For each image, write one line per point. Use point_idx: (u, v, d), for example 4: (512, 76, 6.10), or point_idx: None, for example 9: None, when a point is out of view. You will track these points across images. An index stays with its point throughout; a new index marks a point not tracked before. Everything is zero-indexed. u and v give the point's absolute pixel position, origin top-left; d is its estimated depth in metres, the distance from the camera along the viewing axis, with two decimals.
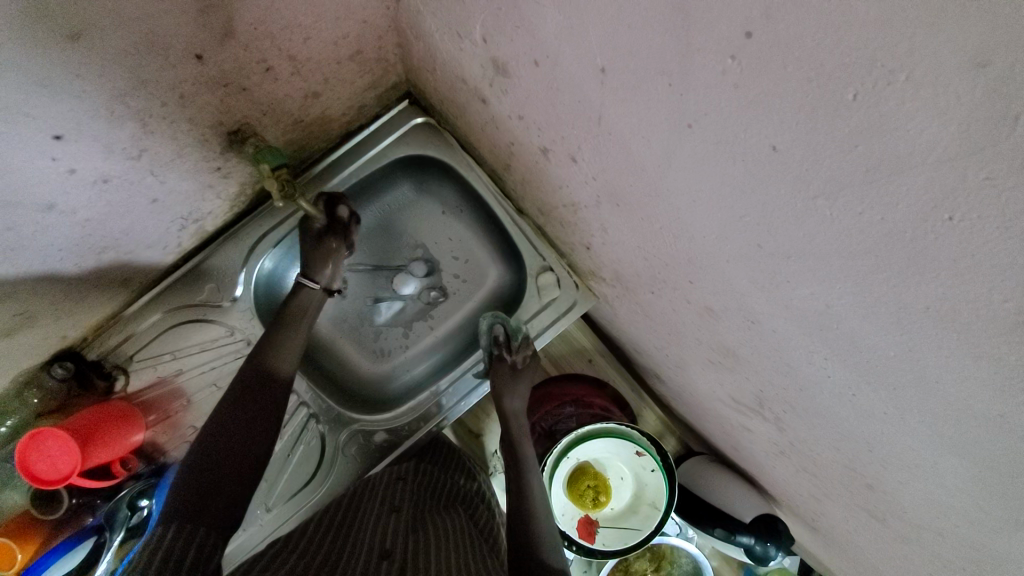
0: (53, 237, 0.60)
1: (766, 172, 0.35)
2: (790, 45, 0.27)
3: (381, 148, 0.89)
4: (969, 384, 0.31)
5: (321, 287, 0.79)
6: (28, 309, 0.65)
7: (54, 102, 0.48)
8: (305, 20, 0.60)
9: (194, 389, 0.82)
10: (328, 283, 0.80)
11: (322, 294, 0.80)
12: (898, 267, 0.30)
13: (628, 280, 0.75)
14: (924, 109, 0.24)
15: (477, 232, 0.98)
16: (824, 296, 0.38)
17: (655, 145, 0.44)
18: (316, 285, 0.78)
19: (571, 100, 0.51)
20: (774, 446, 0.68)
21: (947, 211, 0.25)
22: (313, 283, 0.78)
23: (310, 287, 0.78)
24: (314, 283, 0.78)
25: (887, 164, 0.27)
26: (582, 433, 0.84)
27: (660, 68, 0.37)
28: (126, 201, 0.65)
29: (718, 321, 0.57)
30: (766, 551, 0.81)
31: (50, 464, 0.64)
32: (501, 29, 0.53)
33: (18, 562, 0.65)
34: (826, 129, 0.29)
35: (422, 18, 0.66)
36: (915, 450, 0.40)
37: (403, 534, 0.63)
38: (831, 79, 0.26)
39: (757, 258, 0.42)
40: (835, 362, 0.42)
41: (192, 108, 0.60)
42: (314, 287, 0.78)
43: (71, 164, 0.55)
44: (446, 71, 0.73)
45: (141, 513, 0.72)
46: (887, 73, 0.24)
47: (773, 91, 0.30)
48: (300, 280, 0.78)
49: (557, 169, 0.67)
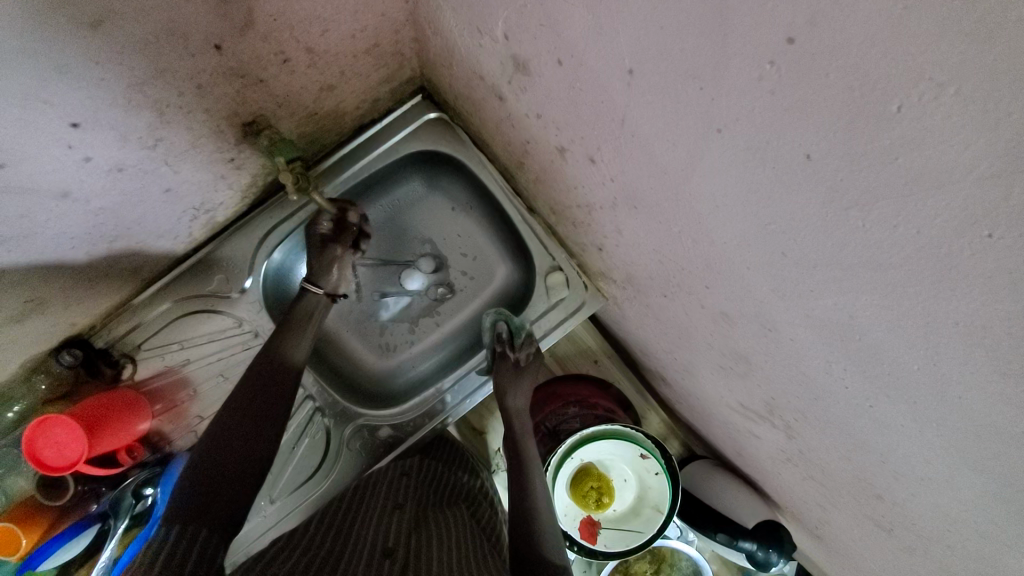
0: (67, 225, 0.60)
1: (797, 180, 0.34)
2: (835, 52, 0.27)
3: (393, 143, 0.88)
4: (994, 403, 0.31)
5: (325, 292, 0.78)
6: (39, 296, 0.65)
7: (71, 90, 0.47)
8: (325, 13, 0.59)
9: (200, 379, 0.82)
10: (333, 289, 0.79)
11: (326, 301, 0.79)
12: (930, 281, 0.30)
13: (639, 283, 0.74)
14: (974, 123, 0.23)
15: (487, 230, 0.98)
16: (848, 307, 0.37)
17: (679, 149, 0.44)
18: (320, 292, 0.77)
19: (594, 101, 0.51)
20: (781, 454, 0.68)
21: (987, 227, 0.25)
22: (317, 289, 0.77)
23: (314, 292, 0.77)
24: (318, 288, 0.77)
25: (928, 176, 0.26)
26: (585, 434, 0.84)
27: (691, 70, 0.36)
28: (139, 191, 0.65)
29: (732, 326, 0.57)
30: (767, 557, 0.81)
31: (58, 451, 0.64)
32: (525, 26, 0.52)
33: (21, 547, 0.65)
34: (866, 139, 0.28)
35: (441, 14, 0.66)
36: (931, 464, 0.40)
37: (406, 532, 0.63)
38: (873, 90, 0.26)
39: (779, 266, 0.42)
40: (853, 373, 0.42)
41: (209, 98, 0.60)
42: (317, 293, 0.77)
43: (87, 152, 0.55)
44: (462, 67, 0.72)
45: (145, 501, 0.74)
46: (935, 86, 0.24)
47: (813, 99, 0.30)
48: (305, 285, 0.77)
49: (573, 169, 0.67)
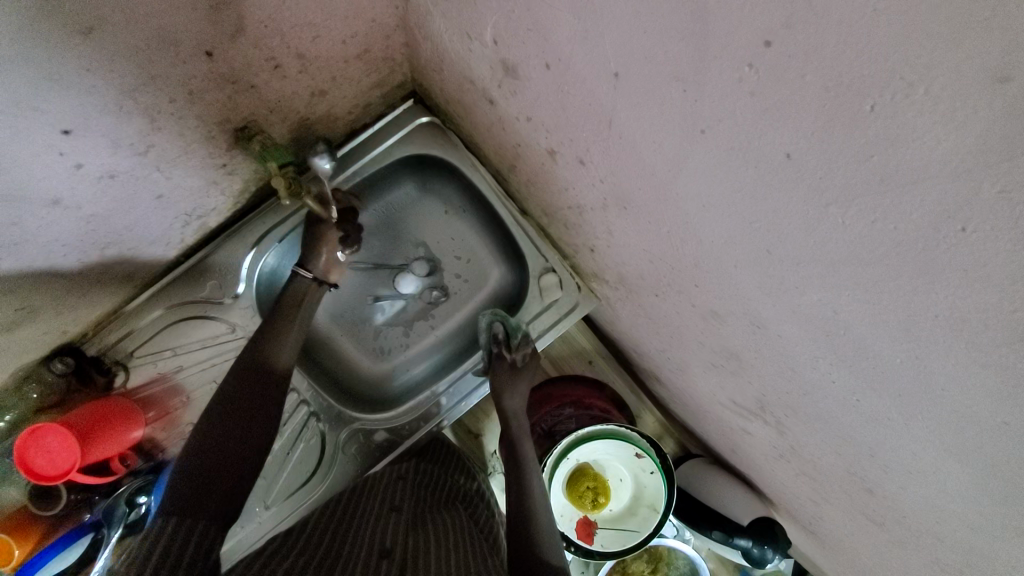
0: (58, 232, 0.60)
1: (779, 179, 0.35)
2: (811, 54, 0.28)
3: (385, 147, 0.88)
4: (976, 393, 0.32)
5: (314, 277, 0.78)
6: (30, 304, 0.65)
7: (62, 97, 0.47)
8: (315, 19, 0.60)
9: (194, 386, 0.82)
10: (321, 275, 0.79)
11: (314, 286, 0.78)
12: (908, 275, 0.31)
13: (631, 283, 0.75)
14: (944, 121, 0.24)
15: (479, 232, 0.98)
16: (833, 303, 0.38)
17: (666, 149, 0.44)
18: (307, 275, 0.77)
19: (583, 103, 0.51)
20: (774, 450, 0.69)
21: (960, 222, 0.26)
22: (306, 272, 0.77)
23: (303, 276, 0.77)
24: (307, 272, 0.77)
25: (903, 174, 0.27)
26: (581, 434, 0.84)
27: (675, 73, 0.37)
28: (131, 197, 0.65)
29: (723, 324, 0.57)
30: (763, 554, 0.82)
31: (50, 460, 0.63)
32: (513, 31, 0.53)
33: (15, 558, 0.67)
34: (843, 138, 0.29)
35: (431, 19, 0.66)
36: (918, 456, 0.41)
37: (403, 534, 0.63)
38: (849, 90, 0.27)
39: (765, 263, 0.43)
40: (840, 368, 0.43)
41: (200, 104, 0.60)
42: (306, 276, 0.77)
43: (78, 159, 0.55)
44: (453, 71, 0.73)
45: (138, 509, 0.72)
46: (906, 85, 0.24)
47: (791, 99, 0.30)
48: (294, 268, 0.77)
49: (563, 171, 0.68)
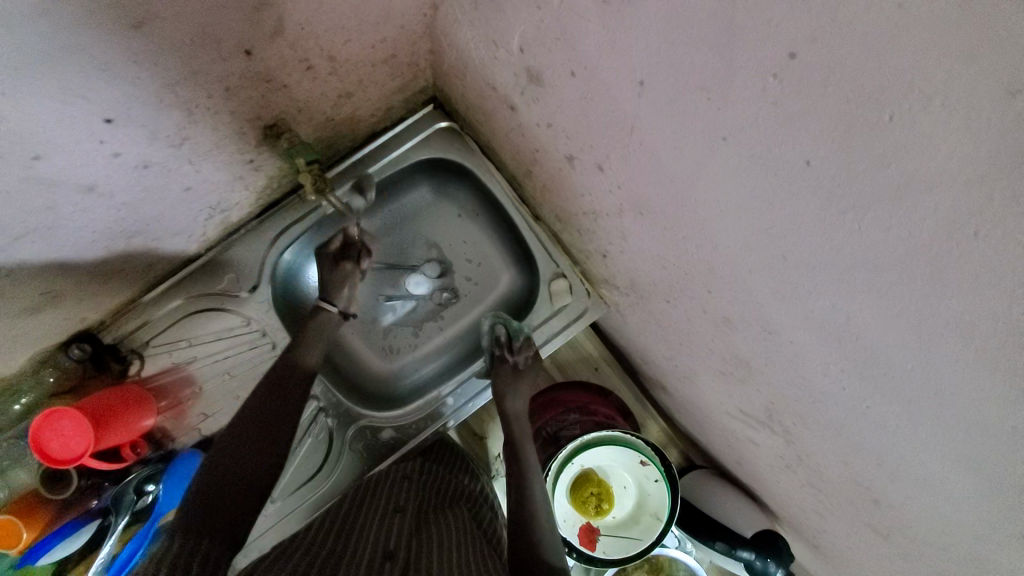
0: (91, 219, 0.62)
1: (797, 185, 0.36)
2: (834, 67, 0.29)
3: (404, 150, 0.90)
4: (984, 398, 0.33)
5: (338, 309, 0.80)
6: (55, 288, 0.66)
7: (109, 87, 0.49)
8: (348, 23, 0.62)
9: (207, 377, 0.83)
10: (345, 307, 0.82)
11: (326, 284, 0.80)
12: (920, 281, 0.32)
13: (643, 289, 0.76)
14: (959, 131, 0.25)
15: (492, 236, 1.00)
16: (845, 307, 0.39)
17: (686, 156, 0.46)
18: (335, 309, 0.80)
19: (605, 111, 0.53)
20: (780, 460, 0.69)
21: (972, 227, 0.27)
22: (331, 306, 0.79)
23: (328, 310, 0.79)
24: (332, 306, 0.79)
25: (920, 180, 0.28)
26: (585, 440, 0.85)
27: (700, 82, 0.39)
28: (162, 188, 0.67)
29: (734, 331, 0.58)
30: (765, 567, 0.81)
31: (64, 444, 0.64)
32: (540, 39, 0.55)
33: (22, 542, 0.65)
34: (861, 146, 0.30)
35: (459, 26, 0.69)
36: (925, 463, 0.41)
37: (406, 536, 0.63)
38: (869, 99, 0.28)
39: (780, 269, 0.44)
40: (851, 374, 0.44)
41: (235, 100, 0.62)
42: (331, 310, 0.79)
43: (116, 148, 0.57)
44: (476, 78, 0.75)
45: (146, 498, 0.75)
46: (923, 97, 0.26)
47: (813, 109, 0.32)
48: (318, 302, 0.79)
49: (581, 177, 0.69)
